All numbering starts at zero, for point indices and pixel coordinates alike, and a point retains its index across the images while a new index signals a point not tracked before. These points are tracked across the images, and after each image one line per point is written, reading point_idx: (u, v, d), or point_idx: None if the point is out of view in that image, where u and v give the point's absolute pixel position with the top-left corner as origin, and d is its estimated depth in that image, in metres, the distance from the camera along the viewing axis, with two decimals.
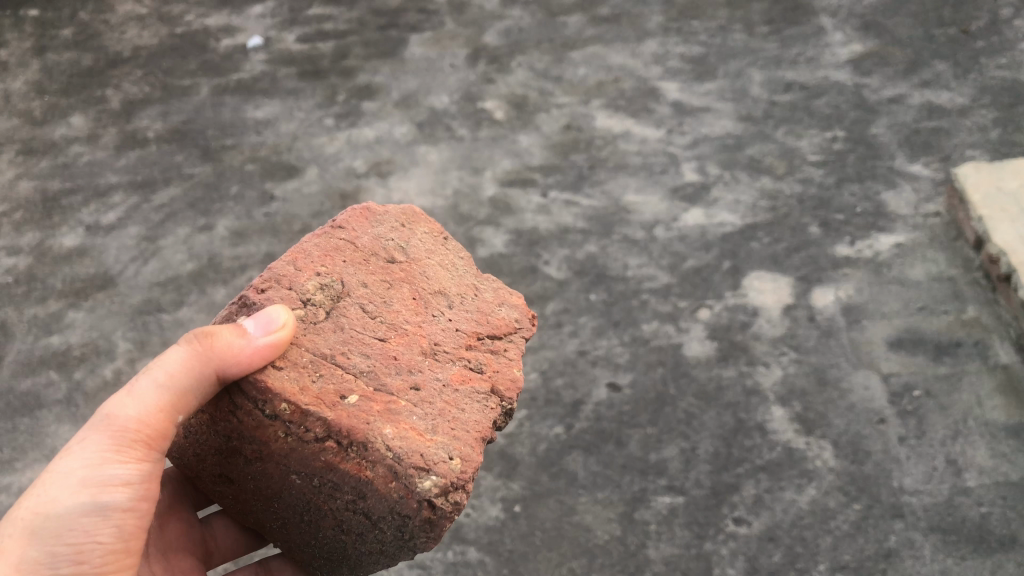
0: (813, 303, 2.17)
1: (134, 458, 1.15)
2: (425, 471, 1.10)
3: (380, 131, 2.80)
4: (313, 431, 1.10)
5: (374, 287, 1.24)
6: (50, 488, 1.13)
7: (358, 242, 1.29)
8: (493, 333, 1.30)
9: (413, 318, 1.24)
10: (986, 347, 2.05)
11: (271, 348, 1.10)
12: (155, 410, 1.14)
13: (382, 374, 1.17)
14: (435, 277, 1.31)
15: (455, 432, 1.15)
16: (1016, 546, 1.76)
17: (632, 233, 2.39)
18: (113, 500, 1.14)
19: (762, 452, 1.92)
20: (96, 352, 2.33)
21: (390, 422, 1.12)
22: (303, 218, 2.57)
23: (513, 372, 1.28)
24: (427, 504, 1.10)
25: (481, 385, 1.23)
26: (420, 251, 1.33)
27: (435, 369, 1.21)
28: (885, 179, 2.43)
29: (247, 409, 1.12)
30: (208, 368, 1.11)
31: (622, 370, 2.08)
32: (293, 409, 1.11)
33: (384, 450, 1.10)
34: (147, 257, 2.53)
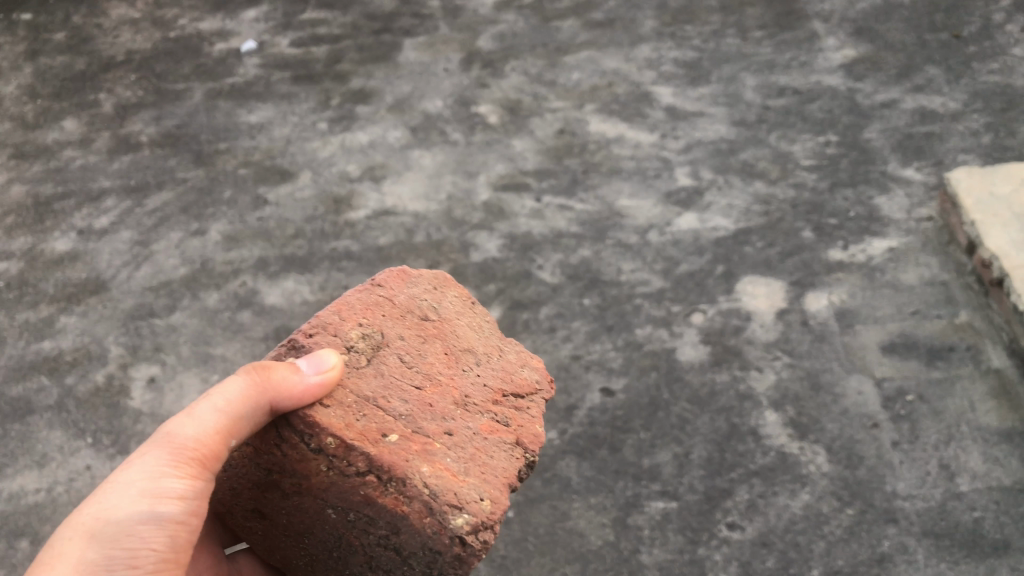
0: (806, 307, 2.17)
1: (191, 472, 1.10)
2: (458, 509, 1.08)
3: (374, 135, 2.79)
4: (354, 465, 1.09)
5: (410, 339, 1.23)
6: (109, 496, 1.08)
7: (395, 299, 1.28)
8: (517, 392, 1.27)
9: (446, 369, 1.22)
10: (979, 352, 2.06)
11: (322, 387, 1.11)
12: (216, 429, 1.10)
13: (419, 420, 1.15)
14: (465, 334, 1.29)
15: (487, 475, 1.13)
16: (1010, 551, 1.75)
17: (626, 238, 2.39)
18: (169, 511, 1.09)
19: (755, 457, 1.91)
20: (88, 357, 2.31)
21: (427, 461, 1.11)
22: (296, 222, 2.56)
23: (537, 428, 1.24)
24: (460, 541, 1.07)
25: (507, 436, 1.20)
26: (451, 312, 1.30)
27: (466, 419, 1.19)
28: (878, 183, 2.43)
29: (293, 442, 1.12)
30: (262, 400, 1.09)
31: (615, 375, 2.08)
32: (337, 444, 1.10)
33: (421, 486, 1.08)
34: (140, 262, 2.52)
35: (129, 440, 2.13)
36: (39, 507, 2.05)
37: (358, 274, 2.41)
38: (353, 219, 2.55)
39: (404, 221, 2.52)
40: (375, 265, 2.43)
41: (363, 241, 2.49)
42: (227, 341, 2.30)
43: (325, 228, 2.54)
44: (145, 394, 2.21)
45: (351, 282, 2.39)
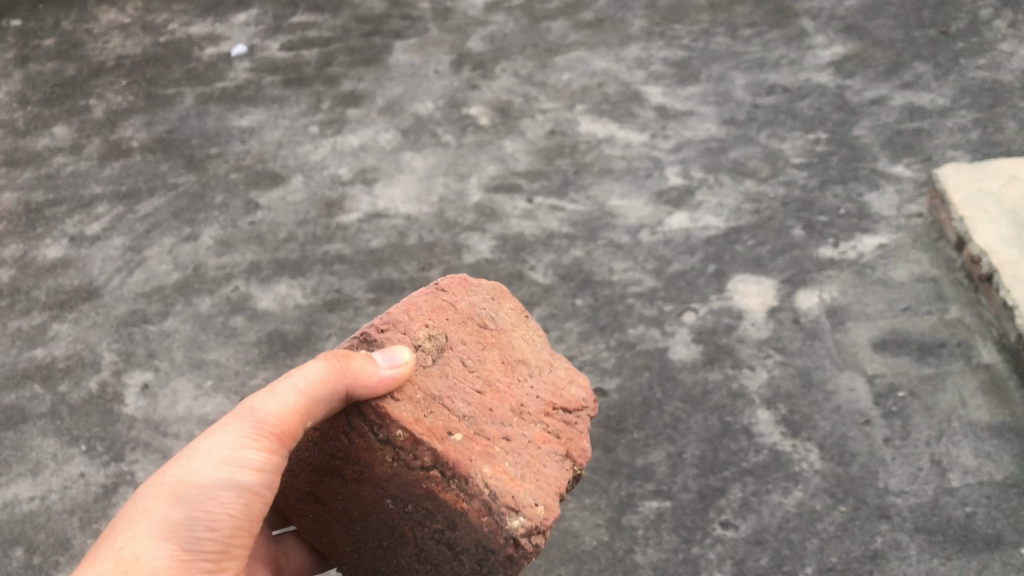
0: (798, 304, 2.18)
1: (268, 446, 1.10)
2: (515, 511, 1.10)
3: (365, 138, 2.80)
4: (421, 460, 1.11)
5: (471, 345, 1.26)
6: (192, 461, 1.09)
7: (458, 305, 1.30)
8: (568, 407, 1.28)
9: (503, 377, 1.25)
10: (969, 348, 2.06)
11: (395, 381, 1.13)
12: (295, 407, 1.10)
13: (480, 423, 1.17)
14: (520, 345, 1.31)
15: (541, 481, 1.16)
16: (1002, 545, 1.75)
17: (617, 238, 2.39)
18: (247, 481, 1.09)
19: (747, 455, 1.92)
20: (81, 364, 2.30)
21: (487, 463, 1.13)
22: (288, 226, 2.56)
23: (585, 443, 1.26)
24: (513, 542, 1.09)
25: (558, 448, 1.22)
26: (507, 322, 1.32)
27: (523, 426, 1.21)
28: (867, 180, 2.44)
29: (362, 430, 1.14)
30: (338, 386, 1.10)
31: (608, 375, 2.09)
32: (405, 437, 1.11)
33: (482, 486, 1.10)
34: (132, 268, 2.52)
35: (123, 447, 2.12)
36: (33, 515, 2.04)
37: (350, 277, 2.41)
38: (345, 223, 2.55)
39: (396, 224, 2.52)
40: (367, 268, 2.42)
41: (355, 244, 2.49)
42: (220, 347, 2.29)
43: (317, 232, 2.54)
44: (139, 400, 2.21)
45: (343, 285, 2.39)
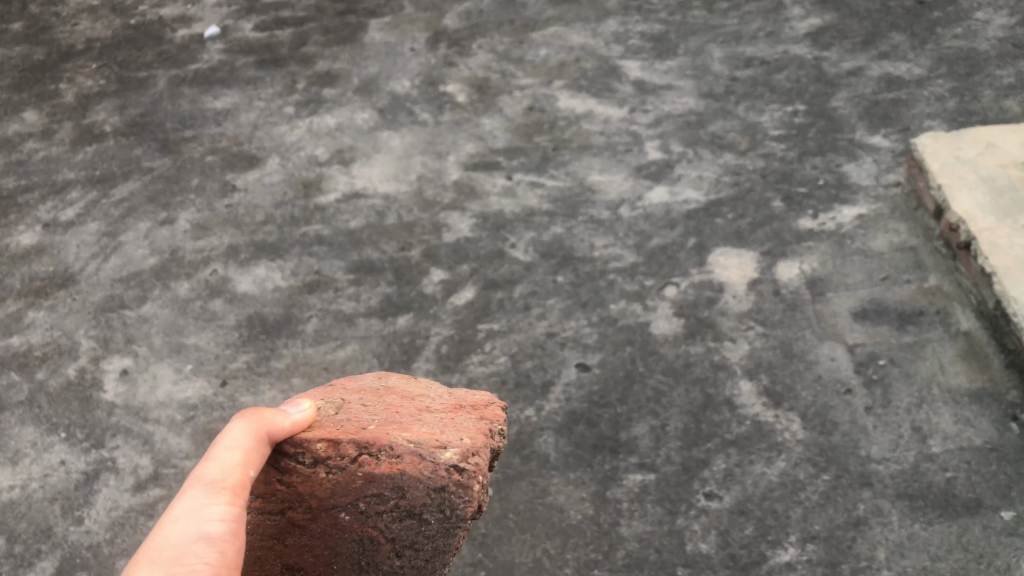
0: (778, 276, 2.18)
1: (228, 498, 1.05)
2: (444, 447, 1.08)
3: (341, 118, 2.77)
4: (347, 455, 1.09)
5: (366, 398, 1.29)
6: (156, 537, 1.02)
7: (349, 386, 1.38)
8: (478, 400, 1.31)
9: (407, 400, 1.29)
10: (948, 315, 2.06)
11: (306, 421, 1.15)
12: (233, 457, 1.08)
13: (391, 418, 1.18)
14: (415, 389, 1.36)
15: (459, 428, 1.15)
16: (982, 510, 1.73)
17: (598, 214, 2.39)
18: (217, 530, 1.03)
19: (730, 427, 1.90)
20: (58, 351, 2.27)
21: (406, 430, 1.12)
22: (265, 208, 2.54)
23: (499, 409, 1.28)
24: (455, 470, 1.06)
25: (473, 413, 1.24)
26: (401, 383, 1.40)
27: (435, 412, 1.23)
28: (846, 152, 2.44)
29: (291, 468, 1.11)
30: (261, 437, 1.10)
31: (590, 351, 2.08)
32: (326, 446, 1.11)
33: (406, 442, 1.09)
34: (108, 254, 2.49)
35: (104, 433, 2.08)
36: (13, 504, 1.99)
37: (329, 259, 2.39)
38: (323, 204, 2.53)
39: (375, 203, 2.50)
40: (346, 249, 2.40)
41: (334, 225, 2.47)
42: (199, 331, 2.26)
43: (295, 214, 2.51)
44: (118, 386, 2.17)
45: (323, 267, 2.36)
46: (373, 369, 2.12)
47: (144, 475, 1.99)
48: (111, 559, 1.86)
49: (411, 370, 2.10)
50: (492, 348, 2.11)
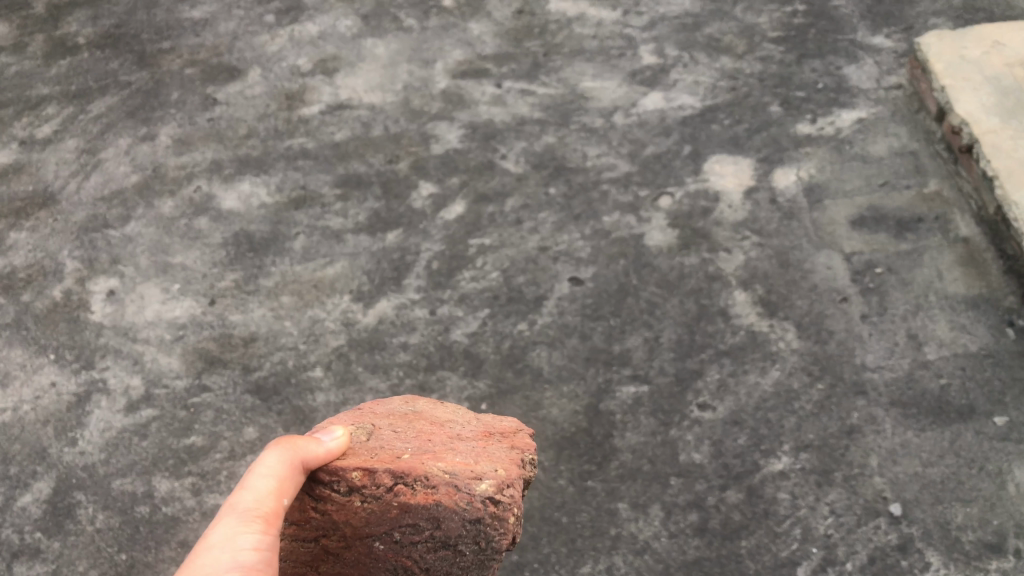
0: (775, 184, 2.13)
1: (260, 526, 1.01)
2: (479, 479, 1.07)
3: (324, 25, 2.70)
4: (383, 484, 1.05)
5: (398, 424, 1.22)
6: (186, 568, 0.98)
7: (373, 405, 1.31)
8: (504, 425, 1.27)
9: (434, 424, 1.24)
10: (947, 222, 2.02)
11: (341, 448, 1.09)
12: (266, 485, 1.03)
13: (424, 445, 1.14)
14: (443, 415, 1.29)
15: (492, 458, 1.13)
16: (975, 416, 1.72)
17: (591, 121, 2.32)
18: (249, 560, 0.99)
19: (724, 337, 1.88)
20: (42, 273, 2.23)
21: (440, 459, 1.09)
22: (248, 122, 2.48)
23: (527, 435, 1.25)
24: (491, 502, 1.05)
25: (502, 441, 1.21)
26: (427, 403, 1.34)
27: (464, 439, 1.20)
28: (846, 53, 2.37)
29: (325, 496, 1.07)
30: (294, 464, 1.04)
31: (583, 264, 2.04)
32: (361, 474, 1.06)
33: (441, 472, 1.06)
34: (89, 172, 2.43)
35: (93, 354, 2.06)
36: (6, 427, 1.98)
37: (315, 173, 2.33)
38: (307, 115, 2.47)
39: (361, 114, 2.44)
40: (332, 163, 2.34)
41: (319, 138, 2.40)
42: (185, 249, 2.22)
43: (279, 127, 2.45)
44: (106, 307, 2.14)
45: (309, 182, 2.31)
46: (363, 286, 2.07)
47: (136, 396, 1.97)
48: (106, 479, 1.86)
49: (402, 287, 2.06)
50: (484, 263, 2.07)
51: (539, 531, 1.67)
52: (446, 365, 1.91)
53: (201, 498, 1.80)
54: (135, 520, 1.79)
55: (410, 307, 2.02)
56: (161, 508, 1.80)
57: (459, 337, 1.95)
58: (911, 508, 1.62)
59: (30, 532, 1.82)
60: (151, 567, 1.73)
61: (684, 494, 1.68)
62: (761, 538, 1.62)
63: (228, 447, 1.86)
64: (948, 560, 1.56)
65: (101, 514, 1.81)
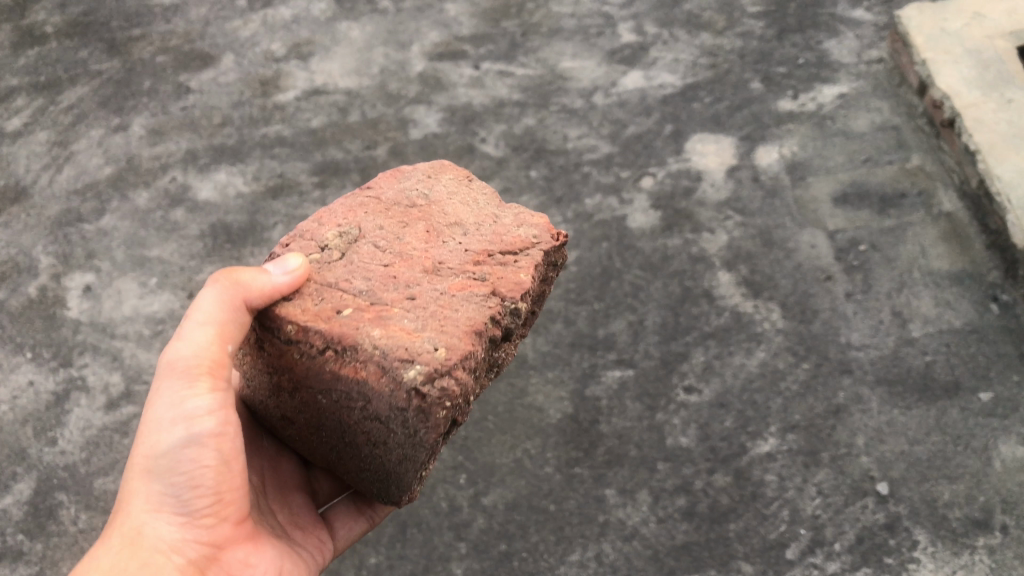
0: (757, 162, 2.11)
1: (207, 385, 1.08)
2: (410, 361, 1.00)
3: (297, 10, 2.66)
4: (316, 345, 1.06)
5: (390, 227, 1.18)
6: (148, 437, 1.07)
7: (382, 196, 1.23)
8: (503, 252, 1.15)
9: (424, 244, 1.16)
10: (930, 197, 2.01)
11: (289, 284, 1.09)
12: (205, 337, 1.07)
13: (382, 289, 1.09)
14: (451, 212, 1.21)
15: (443, 324, 1.04)
16: (960, 392, 1.72)
17: (571, 102, 2.29)
18: (203, 428, 1.07)
19: (709, 319, 1.87)
20: (17, 270, 2.19)
21: (380, 325, 1.04)
22: (223, 110, 2.43)
23: (519, 281, 1.12)
24: (417, 393, 0.99)
25: (480, 289, 1.10)
26: (443, 194, 1.24)
27: (436, 282, 1.10)
28: (827, 28, 2.35)
29: (270, 338, 1.10)
30: (232, 306, 1.07)
31: (566, 249, 2.02)
32: (297, 329, 1.07)
33: (371, 348, 1.02)
34: (61, 164, 2.39)
35: (71, 352, 2.02)
36: None
37: (291, 161, 2.29)
38: (282, 102, 2.42)
39: (337, 99, 2.40)
40: (309, 149, 2.30)
41: (295, 125, 2.36)
42: (162, 242, 2.18)
43: (253, 114, 2.41)
44: (83, 303, 2.10)
45: (286, 170, 2.27)
46: None
47: (116, 393, 1.94)
48: (88, 479, 1.83)
49: None
50: None
51: (527, 519, 1.66)
52: None
53: None
54: None
55: None
56: None
57: None
58: (898, 486, 1.63)
59: (12, 535, 1.79)
60: None
61: (672, 479, 1.68)
62: (750, 520, 1.62)
63: None
64: (936, 539, 1.57)
65: (83, 514, 1.79)
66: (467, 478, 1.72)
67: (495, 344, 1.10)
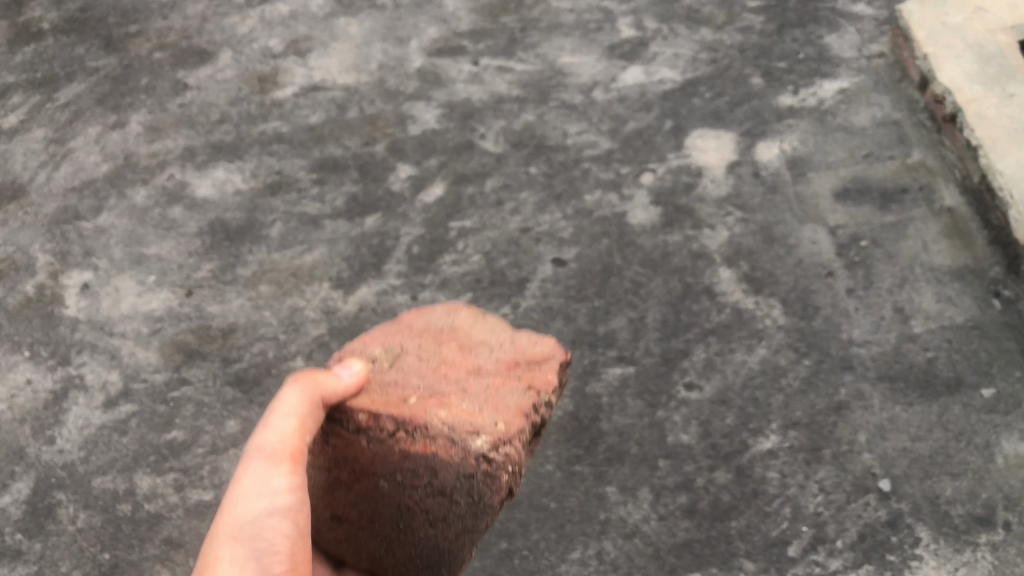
0: (757, 157, 2.10)
1: (289, 469, 1.10)
2: (476, 433, 1.06)
3: (295, 6, 2.65)
4: (385, 428, 1.09)
5: (428, 346, 1.26)
6: (233, 510, 1.10)
7: (412, 324, 1.32)
8: (531, 360, 1.25)
9: (460, 356, 1.25)
10: (931, 192, 2.00)
11: (357, 384, 1.15)
12: (289, 425, 1.09)
13: (435, 386, 1.17)
14: (479, 332, 1.30)
15: (497, 407, 1.12)
16: (963, 388, 1.71)
17: (570, 98, 2.28)
18: (285, 503, 1.09)
19: (710, 316, 1.86)
20: (14, 268, 2.18)
21: (443, 408, 1.11)
22: (220, 107, 2.42)
23: (551, 380, 1.21)
24: (485, 459, 1.05)
25: (519, 385, 1.18)
26: (466, 320, 1.33)
27: (480, 381, 1.19)
28: (827, 22, 2.34)
29: (337, 432, 1.13)
30: (315, 402, 1.10)
31: (566, 245, 2.01)
32: (367, 417, 1.11)
33: (440, 425, 1.07)
34: (58, 162, 2.37)
35: (68, 350, 2.01)
36: None
37: (289, 157, 2.28)
38: (280, 99, 2.41)
39: (335, 96, 2.39)
40: (307, 146, 2.29)
41: (293, 121, 2.35)
42: (160, 239, 2.17)
43: (251, 111, 2.40)
44: (81, 301, 2.09)
45: (284, 167, 2.26)
46: (343, 274, 2.03)
47: (114, 392, 1.93)
48: (87, 478, 1.83)
49: (383, 273, 2.02)
50: (466, 246, 2.04)
51: (528, 517, 1.66)
52: None
53: (184, 494, 1.78)
54: (117, 518, 1.77)
55: (391, 293, 1.99)
56: (143, 506, 1.77)
57: None
58: (900, 483, 1.62)
59: (10, 534, 1.79)
60: (135, 565, 1.71)
61: (673, 476, 1.67)
62: (751, 518, 1.61)
63: (210, 442, 1.83)
64: (938, 535, 1.56)
65: (82, 513, 1.78)
66: None
67: (535, 434, 1.17)
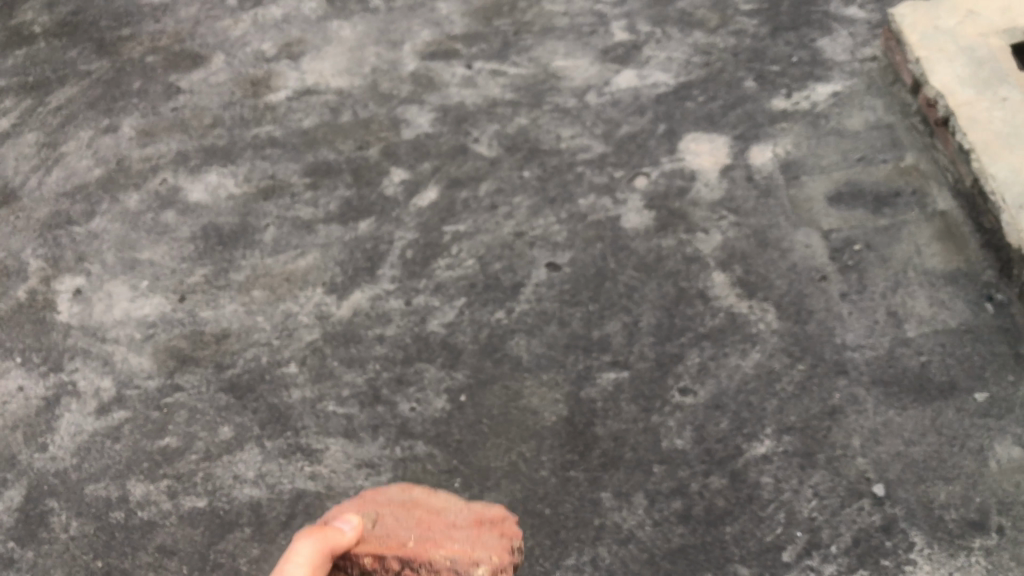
0: (751, 161, 2.10)
1: None
2: (476, 564, 1.28)
3: (288, 9, 2.65)
4: (392, 567, 1.28)
5: (401, 514, 1.41)
6: None
7: (379, 496, 1.47)
8: (495, 518, 1.42)
9: (433, 516, 1.41)
10: (924, 196, 2.00)
11: (356, 534, 1.29)
12: (302, 570, 1.13)
13: (424, 534, 1.35)
14: (439, 500, 1.47)
15: (484, 547, 1.33)
16: (956, 392, 1.72)
17: (563, 102, 2.28)
18: None
19: (704, 320, 1.86)
20: (6, 273, 2.17)
21: (442, 552, 1.30)
22: (213, 111, 2.42)
23: (515, 528, 1.40)
24: None
25: (491, 531, 1.38)
26: (425, 490, 1.49)
27: (458, 530, 1.38)
28: (820, 25, 2.34)
29: None
30: (325, 552, 1.19)
31: (560, 249, 2.01)
32: (372, 559, 1.29)
33: (443, 559, 1.29)
34: (50, 166, 2.37)
35: (60, 356, 2.01)
36: None
37: (282, 162, 2.27)
38: (273, 102, 2.41)
39: (328, 99, 2.38)
40: (300, 150, 2.29)
41: (286, 125, 2.35)
42: (153, 244, 2.16)
43: (244, 115, 2.39)
44: (73, 306, 2.08)
45: (277, 171, 2.25)
46: (336, 278, 2.03)
47: (107, 398, 1.92)
48: (79, 485, 1.82)
49: (377, 278, 2.02)
50: (460, 251, 2.04)
51: (522, 524, 1.66)
52: (423, 357, 1.88)
53: (177, 501, 1.77)
54: (110, 526, 1.76)
55: (385, 298, 1.98)
56: (137, 513, 1.77)
57: (436, 327, 1.92)
58: (894, 488, 1.62)
59: (3, 542, 1.78)
60: (128, 573, 1.70)
61: (667, 481, 1.67)
62: (746, 523, 1.61)
63: (203, 448, 1.82)
64: (932, 540, 1.57)
65: (75, 521, 1.77)
66: (461, 482, 1.72)
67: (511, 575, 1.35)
